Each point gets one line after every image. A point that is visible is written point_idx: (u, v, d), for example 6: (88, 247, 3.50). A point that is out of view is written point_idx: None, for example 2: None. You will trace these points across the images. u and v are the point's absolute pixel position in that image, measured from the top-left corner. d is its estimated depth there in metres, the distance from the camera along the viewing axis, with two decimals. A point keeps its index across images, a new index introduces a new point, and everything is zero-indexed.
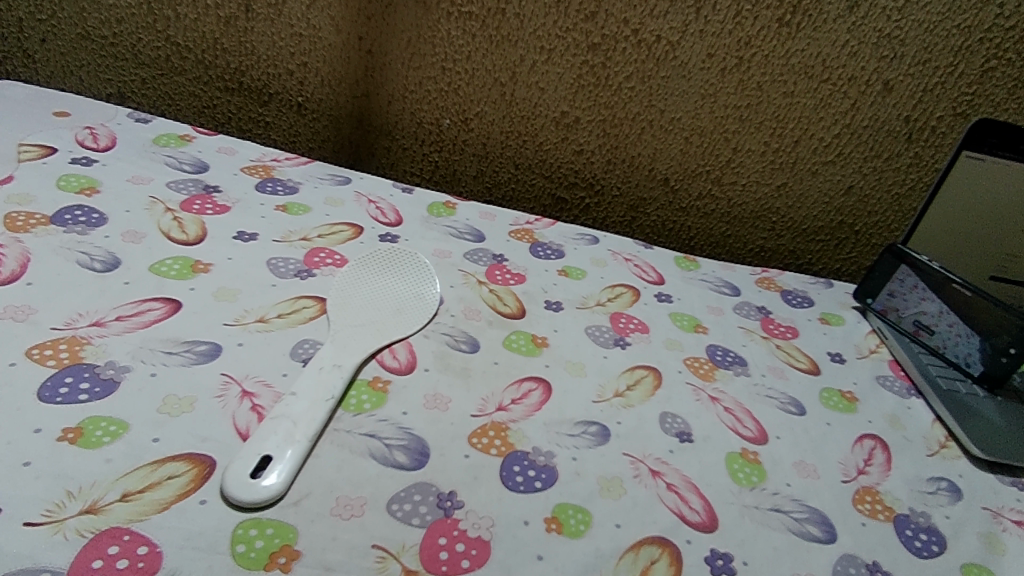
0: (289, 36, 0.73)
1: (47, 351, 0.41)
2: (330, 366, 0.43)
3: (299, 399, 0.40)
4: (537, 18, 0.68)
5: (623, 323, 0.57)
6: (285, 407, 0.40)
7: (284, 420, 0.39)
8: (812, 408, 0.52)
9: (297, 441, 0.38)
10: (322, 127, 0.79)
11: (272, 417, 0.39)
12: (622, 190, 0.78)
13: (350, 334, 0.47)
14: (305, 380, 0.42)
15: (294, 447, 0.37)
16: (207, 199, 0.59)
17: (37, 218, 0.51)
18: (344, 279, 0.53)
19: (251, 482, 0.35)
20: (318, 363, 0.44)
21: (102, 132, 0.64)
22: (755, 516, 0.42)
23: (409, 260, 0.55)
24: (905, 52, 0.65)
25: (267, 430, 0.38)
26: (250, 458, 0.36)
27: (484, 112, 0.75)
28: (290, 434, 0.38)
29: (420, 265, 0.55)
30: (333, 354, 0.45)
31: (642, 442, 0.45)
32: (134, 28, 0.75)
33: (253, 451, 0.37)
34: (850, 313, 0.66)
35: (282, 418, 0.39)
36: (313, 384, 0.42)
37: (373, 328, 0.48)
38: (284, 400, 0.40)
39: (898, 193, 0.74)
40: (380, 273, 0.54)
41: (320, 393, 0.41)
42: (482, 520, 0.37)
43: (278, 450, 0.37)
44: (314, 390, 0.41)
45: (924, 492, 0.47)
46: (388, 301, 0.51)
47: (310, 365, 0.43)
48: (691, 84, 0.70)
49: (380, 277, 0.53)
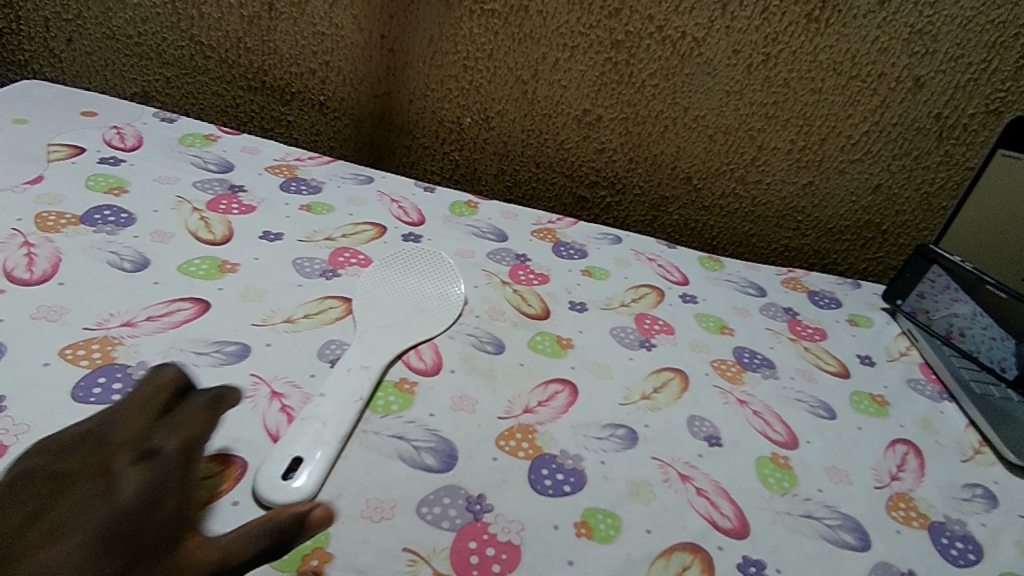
0: (311, 35, 0.73)
1: (80, 351, 0.41)
2: (357, 367, 0.43)
3: (328, 400, 0.40)
4: (560, 16, 0.67)
5: (648, 324, 0.56)
6: (314, 408, 0.40)
7: (314, 421, 0.39)
8: (842, 411, 0.51)
9: (328, 443, 0.38)
10: (343, 126, 0.79)
11: (302, 418, 0.39)
12: (644, 189, 0.77)
13: (377, 333, 0.47)
14: (334, 381, 0.42)
15: (324, 449, 0.37)
16: (233, 199, 0.59)
17: (67, 218, 0.52)
18: (369, 279, 0.53)
19: (284, 483, 0.35)
20: (345, 364, 0.44)
21: (128, 132, 0.65)
22: (787, 522, 0.41)
23: (433, 260, 0.55)
24: (937, 48, 0.64)
25: (298, 430, 0.38)
26: (281, 458, 0.36)
27: (505, 110, 0.75)
28: (320, 434, 0.38)
29: (445, 265, 0.55)
30: (361, 355, 0.45)
31: (670, 446, 0.44)
32: (159, 27, 0.76)
33: (283, 451, 0.37)
34: (879, 315, 0.65)
35: (311, 419, 0.39)
36: (341, 385, 0.42)
37: (401, 328, 0.48)
38: (313, 401, 0.40)
39: (927, 192, 0.72)
40: (405, 273, 0.54)
41: (349, 394, 0.41)
42: (511, 524, 0.37)
43: (308, 451, 0.37)
44: (343, 392, 0.41)
45: (960, 499, 0.46)
46: (414, 300, 0.51)
47: (338, 366, 0.43)
48: (717, 81, 0.69)
49: (405, 276, 0.53)
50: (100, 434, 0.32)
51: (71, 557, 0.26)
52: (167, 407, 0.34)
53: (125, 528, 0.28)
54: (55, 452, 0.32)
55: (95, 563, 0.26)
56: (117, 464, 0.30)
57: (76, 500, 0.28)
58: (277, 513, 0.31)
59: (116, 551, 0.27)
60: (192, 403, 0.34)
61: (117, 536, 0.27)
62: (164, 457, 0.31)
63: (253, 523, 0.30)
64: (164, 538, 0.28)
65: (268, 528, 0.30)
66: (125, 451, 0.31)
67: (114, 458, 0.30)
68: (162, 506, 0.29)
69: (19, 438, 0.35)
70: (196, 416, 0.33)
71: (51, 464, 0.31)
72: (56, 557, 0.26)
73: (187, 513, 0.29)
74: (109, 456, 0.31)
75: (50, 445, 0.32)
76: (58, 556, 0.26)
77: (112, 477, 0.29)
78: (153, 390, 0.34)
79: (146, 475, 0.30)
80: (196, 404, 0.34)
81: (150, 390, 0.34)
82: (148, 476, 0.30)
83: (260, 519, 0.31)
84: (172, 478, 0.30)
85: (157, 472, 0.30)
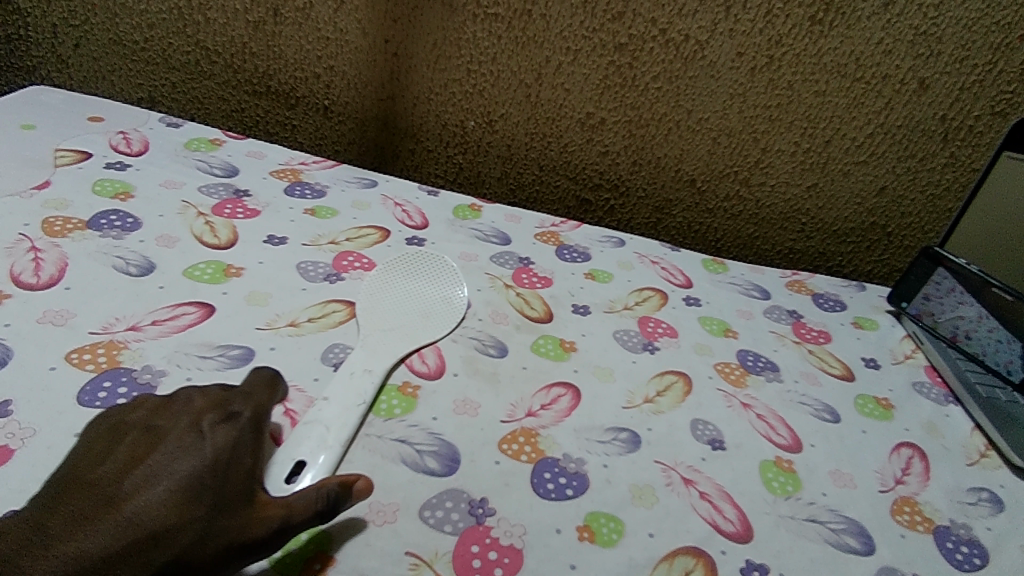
0: (316, 40, 0.74)
1: (86, 355, 0.41)
2: (361, 371, 0.44)
3: (331, 404, 0.41)
4: (563, 19, 0.68)
5: (651, 327, 0.56)
6: (317, 412, 0.40)
7: (317, 425, 0.39)
8: (847, 415, 0.51)
9: (331, 447, 0.38)
10: (347, 130, 0.80)
11: (306, 422, 0.39)
12: (648, 191, 0.77)
13: (381, 336, 0.48)
14: (337, 385, 0.42)
15: (327, 453, 0.38)
16: (238, 203, 0.59)
17: (74, 223, 0.52)
18: (374, 282, 0.53)
19: (287, 487, 0.35)
20: (349, 368, 0.44)
21: (134, 137, 0.65)
22: (791, 526, 0.41)
23: (436, 263, 0.55)
24: (942, 50, 0.63)
25: (301, 434, 0.38)
26: (284, 462, 0.36)
27: (509, 113, 0.75)
28: (324, 438, 0.38)
29: (449, 268, 0.55)
30: (364, 359, 0.45)
31: (673, 449, 0.44)
32: (165, 33, 0.76)
33: (287, 454, 0.37)
34: (884, 318, 0.65)
35: (314, 423, 0.39)
36: (344, 388, 0.42)
37: (405, 331, 0.49)
38: (316, 405, 0.40)
39: (933, 194, 0.72)
40: (410, 276, 0.54)
41: (352, 398, 0.41)
42: (513, 528, 0.37)
43: (312, 455, 0.37)
44: (346, 396, 0.41)
45: (965, 503, 0.45)
46: (419, 303, 0.52)
47: (341, 369, 0.44)
48: (721, 84, 0.69)
49: (410, 280, 0.53)
50: (187, 396, 0.36)
51: (165, 502, 0.30)
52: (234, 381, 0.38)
53: (208, 481, 0.31)
54: (149, 408, 0.35)
55: (184, 509, 0.30)
56: (203, 423, 0.34)
57: (168, 452, 0.32)
58: (328, 481, 0.34)
59: (200, 500, 0.31)
60: (258, 376, 0.38)
61: (201, 487, 0.31)
62: (241, 422, 0.35)
63: (309, 488, 0.34)
64: (240, 492, 0.32)
65: (324, 494, 0.33)
66: (209, 412, 0.35)
67: (200, 417, 0.34)
68: (239, 464, 0.33)
69: (26, 442, 0.36)
70: (263, 388, 0.37)
71: (144, 418, 0.35)
72: (154, 501, 0.30)
73: (258, 472, 0.33)
74: (195, 416, 0.35)
75: (141, 402, 0.36)
76: (153, 500, 0.30)
77: (199, 436, 0.33)
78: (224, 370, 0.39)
79: (227, 436, 0.34)
80: (259, 377, 0.38)
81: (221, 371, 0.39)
82: (228, 436, 0.34)
83: (314, 485, 0.34)
84: (247, 440, 0.34)
85: (235, 434, 0.34)
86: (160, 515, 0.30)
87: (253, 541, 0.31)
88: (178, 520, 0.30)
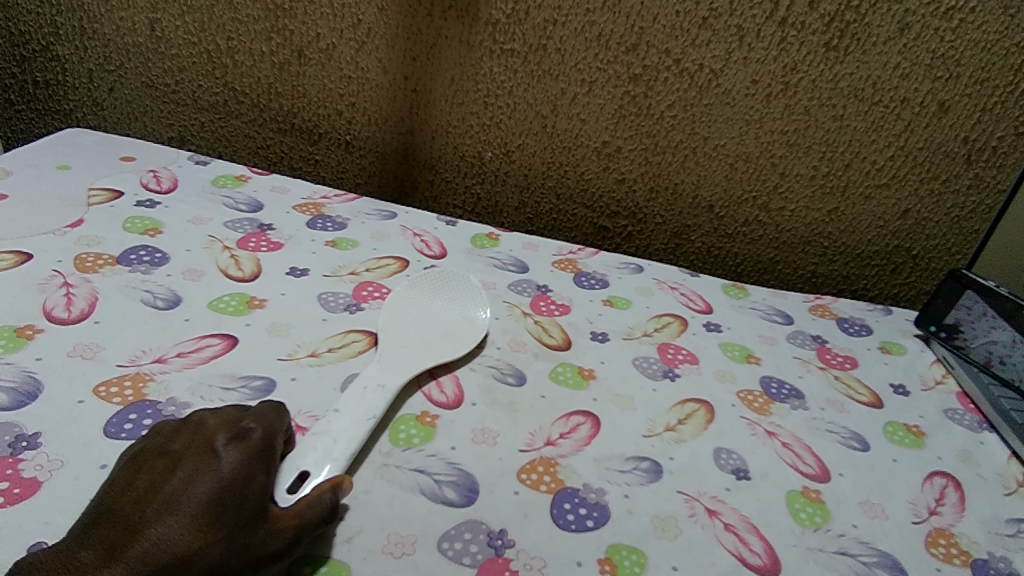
0: (338, 79, 0.76)
1: (113, 388, 0.42)
2: (374, 386, 0.44)
3: (341, 416, 0.41)
4: (579, 52, 0.69)
5: (671, 354, 0.55)
6: (326, 423, 0.40)
7: (325, 436, 0.39)
8: (876, 443, 0.50)
9: (336, 459, 0.38)
10: (368, 163, 0.81)
11: (314, 433, 0.40)
12: (666, 218, 0.77)
13: (398, 351, 0.48)
14: (350, 398, 0.43)
15: (331, 465, 0.38)
16: (262, 236, 0.61)
17: (105, 259, 0.54)
18: (398, 299, 0.54)
19: (291, 496, 0.35)
20: (361, 383, 0.44)
21: (164, 175, 0.68)
22: (820, 559, 0.40)
23: (461, 283, 0.56)
24: (961, 72, 0.63)
25: (306, 445, 0.38)
26: (290, 470, 0.37)
27: (526, 144, 0.76)
28: (330, 451, 0.38)
29: (472, 290, 0.56)
30: (378, 374, 0.45)
31: (696, 479, 0.43)
32: (195, 76, 0.79)
33: (292, 463, 0.37)
34: (913, 343, 0.63)
35: (322, 434, 0.39)
36: (356, 402, 0.42)
37: (424, 348, 0.49)
38: (327, 416, 0.41)
39: (958, 216, 0.71)
40: (435, 294, 0.55)
41: (362, 412, 0.42)
42: (533, 561, 0.37)
43: (316, 466, 0.37)
44: (357, 410, 0.42)
45: (1004, 535, 0.44)
46: (439, 321, 0.52)
47: (355, 383, 0.44)
48: (736, 111, 0.69)
49: (435, 297, 0.54)
50: (198, 419, 0.36)
51: (189, 524, 0.31)
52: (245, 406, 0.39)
53: (227, 501, 0.32)
54: (165, 435, 0.36)
55: (207, 530, 0.31)
56: (215, 444, 0.35)
57: (185, 475, 0.33)
58: (324, 487, 0.35)
59: (222, 521, 0.32)
60: (265, 402, 0.39)
61: (221, 508, 0.32)
62: (252, 440, 0.35)
63: (310, 496, 0.35)
64: (257, 509, 0.33)
65: (327, 500, 0.35)
66: (220, 432, 0.35)
67: (213, 438, 0.35)
68: (254, 483, 0.34)
69: (53, 474, 0.37)
70: (271, 410, 0.38)
71: (160, 444, 0.35)
72: (175, 526, 0.31)
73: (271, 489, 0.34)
74: (206, 437, 0.35)
75: (157, 430, 0.36)
76: (177, 525, 0.31)
77: (214, 456, 0.34)
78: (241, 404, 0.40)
79: (239, 455, 0.34)
80: (266, 404, 0.39)
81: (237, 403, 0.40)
82: (241, 456, 0.34)
83: (311, 493, 0.35)
84: (260, 459, 0.35)
85: (247, 453, 0.35)
86: (185, 539, 0.30)
87: (271, 554, 0.32)
88: (204, 541, 0.31)
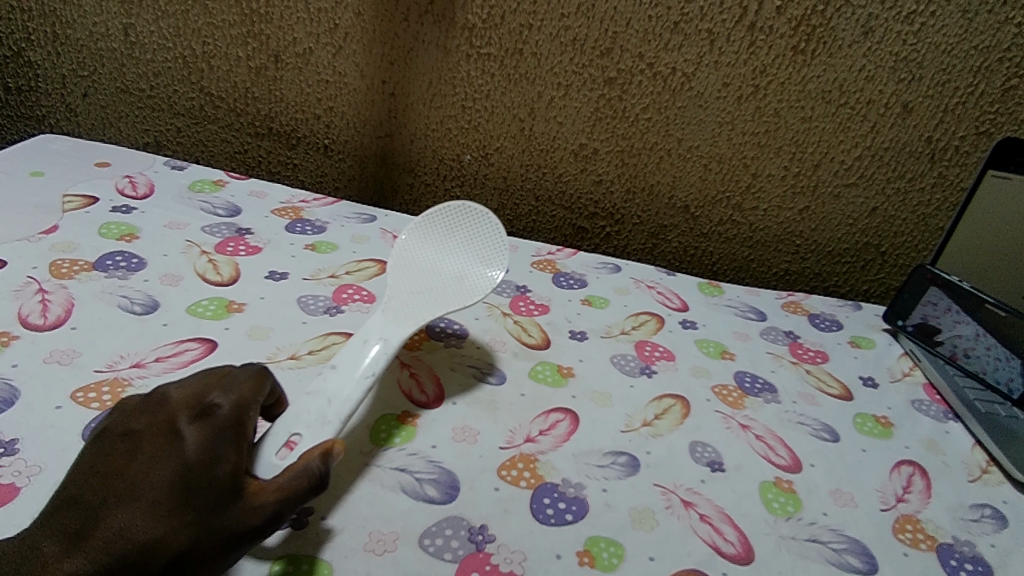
0: (316, 83, 0.76)
1: (91, 394, 0.42)
2: (375, 341, 0.43)
3: (338, 373, 0.40)
4: (554, 56, 0.70)
5: (648, 351, 0.56)
6: (322, 382, 0.40)
7: (320, 397, 0.38)
8: (846, 434, 0.51)
9: (331, 424, 0.38)
10: (347, 167, 0.82)
11: (309, 392, 0.39)
12: (643, 218, 0.78)
13: (403, 303, 0.48)
14: (348, 355, 0.42)
15: (327, 429, 0.37)
16: (240, 241, 0.61)
17: (81, 264, 0.54)
18: (408, 248, 0.53)
19: (278, 463, 0.35)
20: (364, 335, 0.44)
21: (140, 180, 0.67)
22: (793, 547, 0.41)
23: (479, 223, 0.53)
24: (923, 74, 0.65)
25: (300, 407, 0.38)
26: (280, 434, 0.36)
27: (504, 146, 0.77)
28: (324, 414, 0.38)
29: (489, 231, 0.53)
30: (382, 328, 0.45)
31: (673, 472, 0.44)
32: (170, 81, 0.79)
33: (283, 427, 0.36)
34: (881, 336, 0.65)
35: (317, 396, 0.38)
36: (356, 358, 0.42)
37: (429, 299, 0.49)
38: (324, 373, 0.40)
39: (924, 214, 0.73)
40: (447, 236, 0.53)
41: (361, 369, 0.41)
42: (513, 555, 0.37)
43: (309, 429, 0.37)
44: (356, 367, 0.41)
45: (968, 519, 0.45)
46: (447, 269, 0.51)
47: (356, 337, 0.43)
48: (709, 114, 0.70)
49: (446, 240, 0.53)
50: (162, 394, 0.35)
51: (150, 513, 0.31)
52: (222, 375, 0.37)
53: (192, 484, 0.32)
54: (129, 411, 0.35)
55: (171, 517, 0.31)
56: (178, 423, 0.34)
57: (148, 458, 0.32)
58: (311, 455, 0.35)
59: (189, 505, 0.31)
60: (244, 369, 0.37)
61: (187, 493, 0.31)
62: (219, 418, 0.34)
63: (296, 466, 0.34)
64: (228, 488, 0.32)
65: (313, 469, 0.34)
66: (185, 410, 0.34)
67: (177, 416, 0.34)
68: (223, 463, 0.33)
69: (32, 480, 0.36)
70: (247, 382, 0.36)
71: (122, 423, 0.34)
72: (135, 516, 0.30)
73: (244, 466, 0.33)
74: (169, 415, 0.34)
75: (120, 406, 0.36)
76: (140, 512, 0.30)
77: (176, 437, 0.33)
78: (223, 368, 0.38)
79: (203, 435, 0.33)
80: (246, 370, 0.37)
81: (220, 368, 0.38)
82: (205, 436, 0.33)
83: (298, 462, 0.34)
84: (227, 435, 0.34)
85: (212, 431, 0.33)
86: (147, 528, 0.30)
87: (251, 529, 0.32)
88: (169, 528, 0.30)
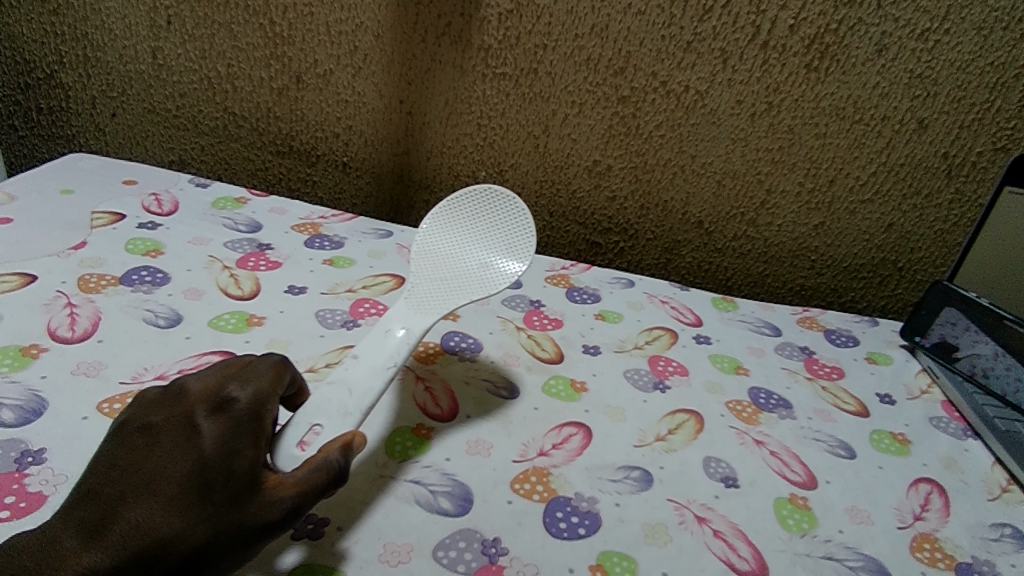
0: (336, 103, 0.78)
1: (116, 405, 0.43)
2: (395, 331, 0.44)
3: (359, 362, 0.41)
4: (568, 75, 0.71)
5: (661, 366, 0.57)
6: (344, 371, 0.41)
7: (341, 386, 0.40)
8: (863, 451, 0.51)
9: (350, 415, 0.39)
10: (365, 183, 0.83)
11: (330, 382, 0.40)
12: (656, 233, 0.79)
13: (426, 293, 0.49)
14: (370, 344, 0.43)
15: (347, 419, 0.38)
16: (261, 256, 0.62)
17: (108, 279, 0.55)
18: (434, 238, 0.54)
19: (298, 455, 0.36)
20: (387, 324, 0.45)
21: (165, 198, 0.70)
22: (808, 564, 0.41)
23: (504, 213, 0.53)
24: (939, 90, 0.65)
25: (322, 396, 0.39)
26: (301, 425, 0.37)
27: (518, 163, 0.78)
28: (344, 404, 0.39)
29: (515, 219, 0.53)
30: (404, 318, 0.46)
31: (686, 487, 0.44)
32: (195, 101, 0.82)
33: (305, 417, 0.37)
34: (898, 352, 0.65)
35: (338, 384, 0.40)
36: (377, 349, 0.43)
37: (452, 288, 0.49)
38: (345, 362, 0.41)
39: (941, 229, 0.73)
40: (471, 225, 0.54)
41: (383, 359, 0.42)
42: (526, 567, 0.37)
43: (329, 418, 0.38)
44: (377, 357, 0.42)
45: (987, 539, 0.45)
46: (470, 258, 0.52)
47: (379, 326, 0.45)
48: (722, 130, 0.71)
49: (471, 230, 0.53)
50: (180, 388, 0.36)
51: (168, 508, 0.31)
52: (241, 367, 0.38)
53: (209, 478, 0.32)
54: (150, 405, 0.36)
55: (188, 512, 0.31)
56: (196, 418, 0.34)
57: (166, 452, 0.33)
58: (332, 447, 0.36)
59: (206, 500, 0.32)
60: (263, 362, 0.38)
61: (204, 488, 0.32)
62: (236, 412, 0.35)
63: (317, 458, 0.35)
64: (247, 483, 0.33)
65: (333, 462, 0.35)
66: (202, 404, 0.35)
67: (195, 411, 0.35)
68: (240, 457, 0.33)
69: (58, 488, 0.38)
70: (264, 375, 0.37)
71: (141, 417, 0.35)
72: (153, 511, 0.31)
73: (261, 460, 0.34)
74: (187, 409, 0.35)
75: (140, 400, 0.37)
76: (157, 508, 0.31)
77: (193, 431, 0.34)
78: (242, 360, 0.39)
79: (221, 429, 0.34)
80: (265, 363, 0.38)
81: (240, 360, 0.39)
82: (222, 430, 0.34)
83: (319, 454, 0.35)
84: (245, 429, 0.34)
85: (229, 425, 0.34)
86: (165, 523, 0.31)
87: (267, 524, 0.33)
88: (186, 523, 0.31)
